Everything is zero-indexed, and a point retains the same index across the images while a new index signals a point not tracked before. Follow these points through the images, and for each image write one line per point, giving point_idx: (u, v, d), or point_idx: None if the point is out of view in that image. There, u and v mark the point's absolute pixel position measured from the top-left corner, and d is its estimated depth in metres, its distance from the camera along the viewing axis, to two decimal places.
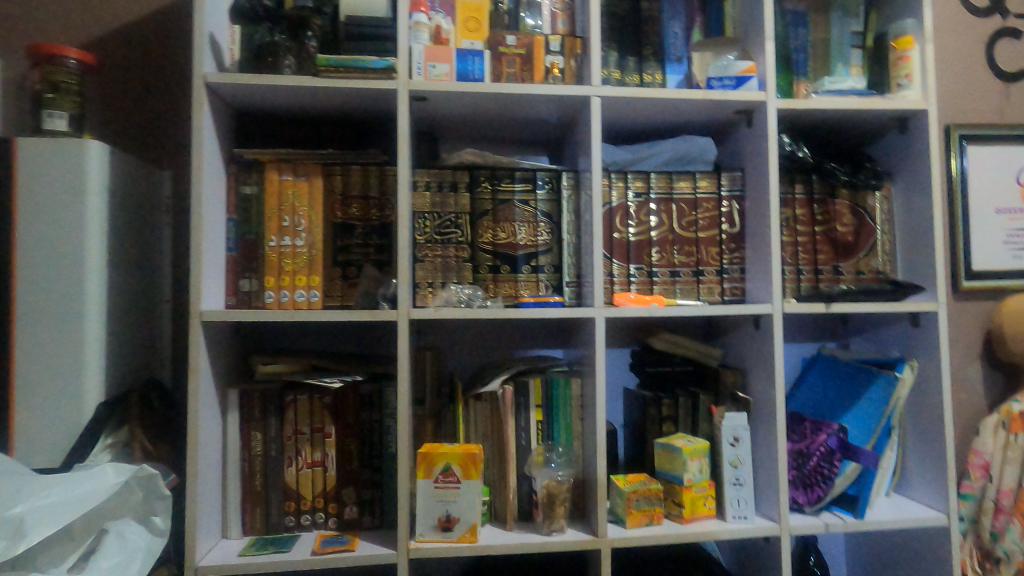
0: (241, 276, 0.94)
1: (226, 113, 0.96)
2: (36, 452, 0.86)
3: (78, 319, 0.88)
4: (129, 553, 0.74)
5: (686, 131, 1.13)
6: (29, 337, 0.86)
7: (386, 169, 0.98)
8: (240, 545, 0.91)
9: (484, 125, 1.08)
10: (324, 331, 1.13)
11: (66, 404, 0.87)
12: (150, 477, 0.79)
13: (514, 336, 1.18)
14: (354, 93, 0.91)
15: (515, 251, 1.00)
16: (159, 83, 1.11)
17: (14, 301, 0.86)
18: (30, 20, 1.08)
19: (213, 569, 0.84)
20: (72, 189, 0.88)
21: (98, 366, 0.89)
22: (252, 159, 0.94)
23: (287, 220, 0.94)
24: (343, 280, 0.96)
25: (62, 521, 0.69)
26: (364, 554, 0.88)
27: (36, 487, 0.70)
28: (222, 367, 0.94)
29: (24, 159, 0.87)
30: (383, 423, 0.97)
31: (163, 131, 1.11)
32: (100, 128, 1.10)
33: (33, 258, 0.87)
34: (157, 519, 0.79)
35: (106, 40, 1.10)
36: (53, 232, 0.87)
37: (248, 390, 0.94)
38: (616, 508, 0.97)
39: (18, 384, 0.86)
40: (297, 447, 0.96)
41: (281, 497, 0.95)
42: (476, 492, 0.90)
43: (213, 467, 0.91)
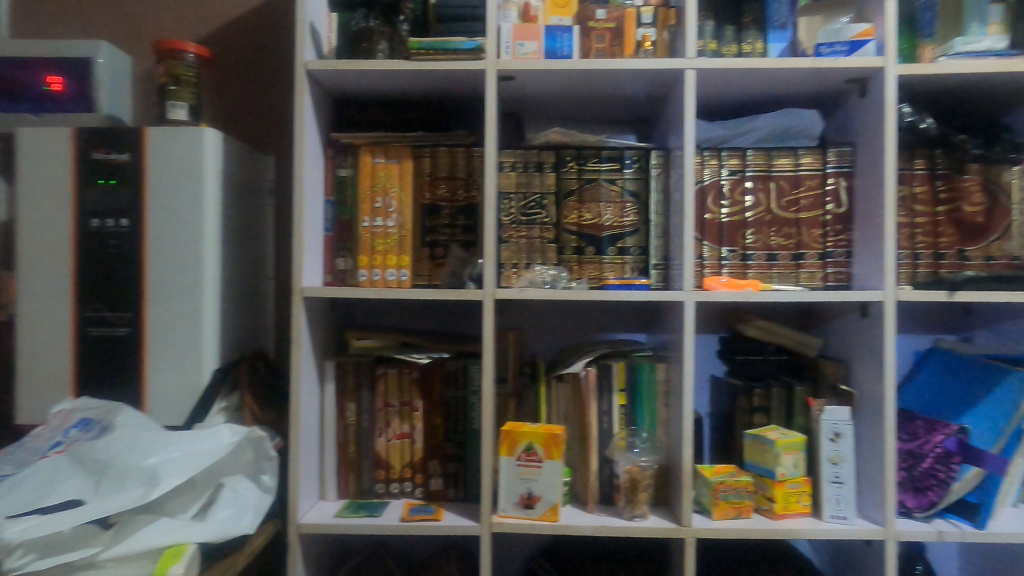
0: (338, 255, 0.99)
1: (324, 98, 1.00)
2: (163, 411, 0.96)
3: (196, 292, 0.96)
4: (241, 506, 0.81)
5: (790, 103, 1.05)
6: (157, 308, 0.96)
7: (473, 150, 1.00)
8: (336, 507, 0.97)
9: (570, 104, 1.07)
10: (413, 309, 1.17)
11: (187, 369, 0.96)
12: (260, 438, 0.85)
13: (598, 319, 1.17)
14: (445, 76, 0.92)
15: (601, 232, 0.99)
16: (265, 72, 1.19)
17: (144, 275, 0.96)
18: (154, 18, 1.18)
19: (313, 527, 0.90)
20: (192, 173, 0.96)
21: (214, 336, 0.98)
22: (348, 142, 0.98)
23: (379, 201, 0.98)
24: (431, 260, 0.99)
25: (187, 472, 0.75)
26: (449, 523, 0.91)
27: (166, 441, 0.78)
28: (320, 340, 1.00)
29: (152, 146, 0.96)
30: (467, 400, 1.00)
31: (269, 118, 1.19)
32: (215, 114, 1.19)
33: (160, 236, 0.96)
34: (266, 477, 0.86)
35: (218, 33, 1.18)
36: (176, 213, 0.96)
37: (343, 362, 1.00)
38: (702, 498, 0.94)
39: (148, 349, 0.96)
40: (387, 418, 1.00)
41: (372, 465, 1.00)
42: (558, 472, 0.90)
43: (313, 433, 0.97)
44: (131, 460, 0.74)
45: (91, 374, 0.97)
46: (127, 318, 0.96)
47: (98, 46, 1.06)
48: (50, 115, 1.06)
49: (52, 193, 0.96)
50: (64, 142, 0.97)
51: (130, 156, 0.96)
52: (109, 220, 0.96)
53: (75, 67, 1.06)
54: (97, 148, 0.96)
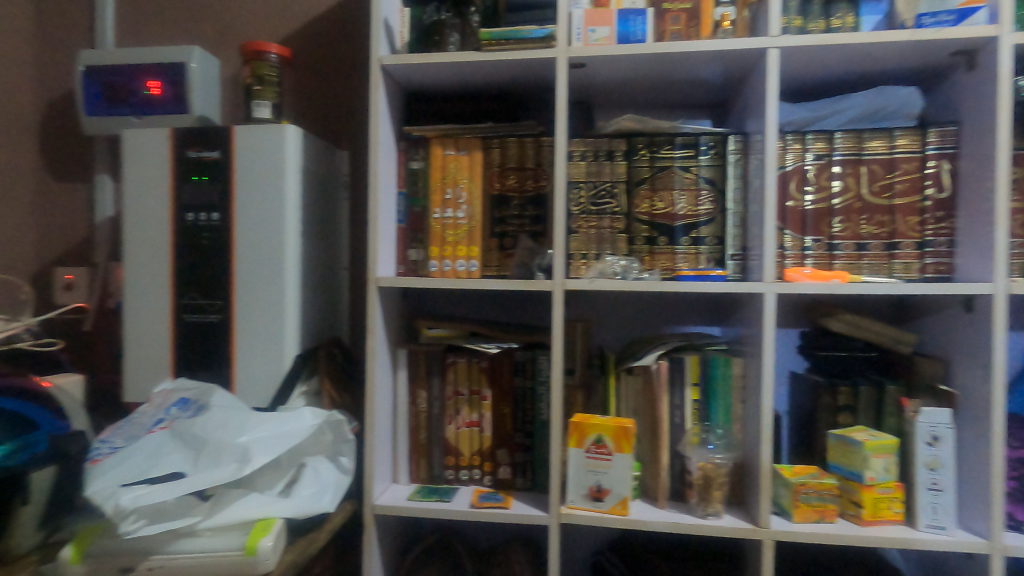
0: (410, 246, 1.01)
1: (397, 92, 1.02)
2: (251, 394, 1.02)
3: (279, 282, 1.01)
4: (322, 486, 0.85)
5: (884, 80, 0.98)
6: (245, 297, 1.02)
7: (543, 139, 0.99)
8: (408, 490, 1.00)
9: (642, 90, 1.04)
10: (481, 299, 1.19)
11: (271, 354, 1.02)
12: (339, 422, 0.89)
13: (668, 311, 1.14)
14: (516, 66, 0.92)
15: (674, 222, 0.95)
16: (340, 70, 1.23)
17: (233, 266, 1.02)
18: (239, 22, 1.25)
19: (387, 509, 0.93)
20: (275, 168, 1.01)
21: (295, 323, 1.03)
22: (420, 135, 1.00)
23: (449, 193, 0.99)
24: (500, 251, 0.99)
25: (275, 451, 0.79)
26: (517, 512, 0.91)
27: (255, 422, 0.82)
28: (393, 328, 1.03)
29: (240, 143, 1.01)
30: (535, 390, 1.00)
31: (344, 114, 1.23)
32: (295, 112, 1.24)
33: (247, 229, 1.02)
34: (344, 459, 0.90)
35: (297, 33, 1.23)
36: (260, 207, 1.01)
37: (415, 351, 1.03)
38: (781, 499, 0.90)
39: (237, 335, 1.02)
40: (457, 406, 1.02)
41: (442, 451, 1.03)
42: (628, 466, 0.89)
43: (386, 418, 1.01)
44: (225, 438, 0.79)
45: (187, 357, 1.04)
46: (218, 305, 1.03)
47: (191, 52, 1.14)
48: (152, 117, 1.16)
49: (153, 190, 1.04)
50: (163, 141, 1.04)
51: (220, 154, 1.02)
52: (202, 214, 1.03)
53: (171, 72, 1.14)
54: (192, 146, 1.03)
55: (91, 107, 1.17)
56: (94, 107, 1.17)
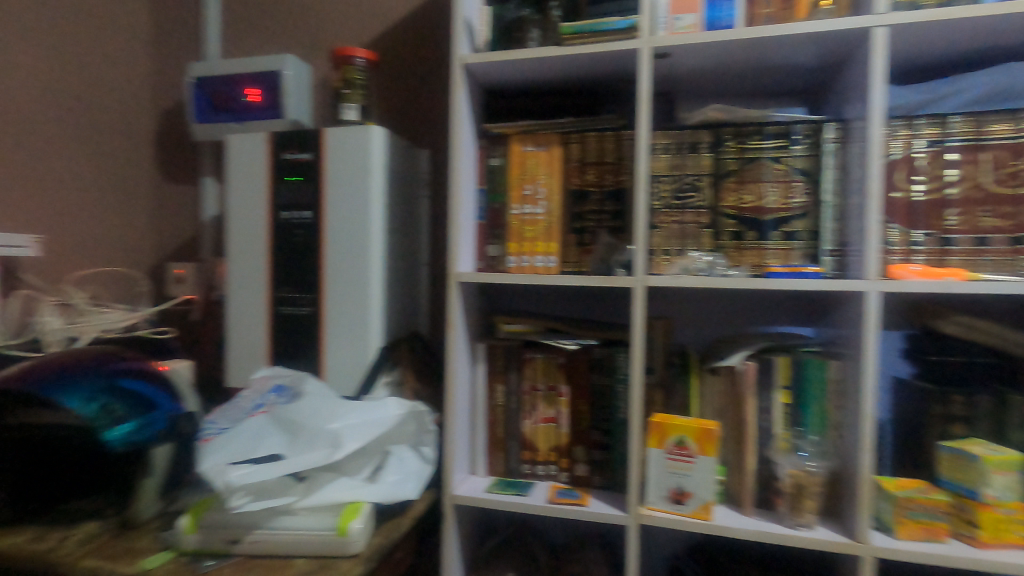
0: (489, 242, 1.03)
1: (478, 91, 1.04)
2: (339, 382, 1.07)
3: (365, 276, 1.06)
4: (406, 473, 0.88)
5: (1010, 55, 0.88)
6: (334, 291, 1.07)
7: (623, 133, 0.97)
8: (485, 482, 1.02)
9: (729, 78, 0.99)
10: (558, 295, 1.18)
11: (357, 346, 1.06)
12: (420, 413, 0.93)
13: (755, 309, 1.09)
14: (597, 60, 0.91)
15: (763, 216, 0.91)
16: (424, 71, 1.26)
17: (323, 261, 1.08)
18: (328, 29, 1.31)
19: (466, 499, 0.95)
20: (361, 167, 1.05)
21: (379, 317, 1.07)
22: (499, 133, 1.01)
23: (528, 189, 1.00)
24: (578, 246, 0.98)
25: (364, 438, 0.83)
26: (595, 510, 0.91)
27: (345, 409, 0.87)
28: (472, 323, 1.05)
29: (330, 144, 1.07)
30: (614, 388, 0.98)
31: (426, 114, 1.27)
32: (380, 114, 1.29)
33: (336, 227, 1.07)
34: (426, 449, 0.94)
35: (382, 37, 1.28)
36: (348, 205, 1.06)
37: (493, 345, 1.04)
38: (883, 514, 0.84)
39: (327, 327, 1.08)
40: (534, 402, 1.02)
41: (519, 446, 1.04)
42: (711, 469, 0.86)
43: (465, 411, 1.03)
44: (319, 423, 0.83)
45: (282, 347, 1.11)
46: (310, 299, 1.09)
47: (285, 59, 1.21)
48: (251, 123, 1.24)
49: (252, 191, 1.12)
50: (261, 145, 1.11)
51: (312, 155, 1.08)
52: (295, 213, 1.09)
53: (268, 80, 1.22)
54: (287, 148, 1.10)
55: (200, 115, 1.27)
56: (202, 115, 1.27)
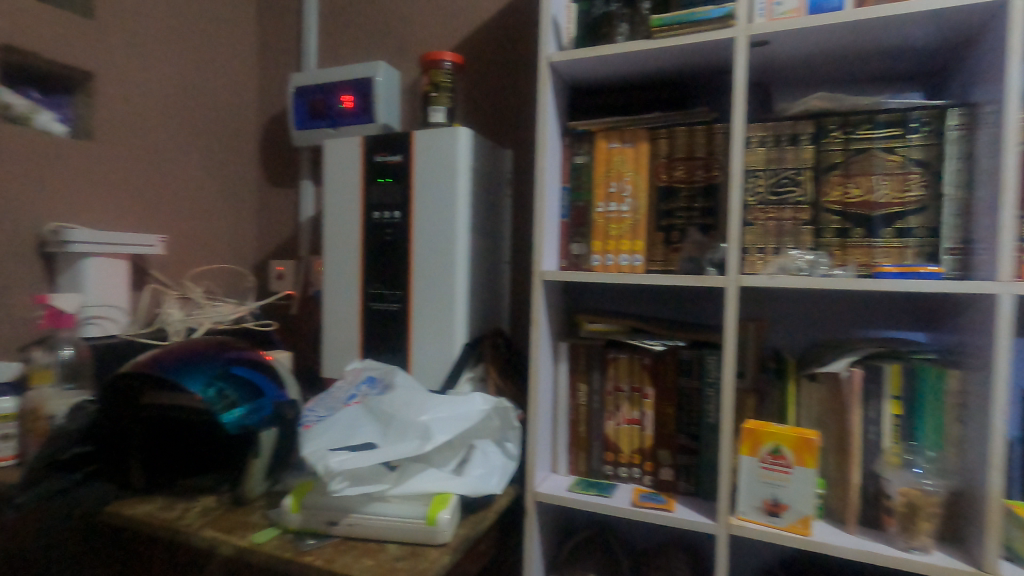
0: (573, 240, 1.02)
1: (564, 89, 1.04)
2: (425, 376, 1.11)
3: (450, 274, 1.08)
4: (490, 468, 0.89)
5: None
6: (422, 288, 1.11)
7: (715, 127, 0.93)
8: (567, 481, 1.02)
9: (835, 64, 0.93)
10: (642, 295, 1.16)
11: (443, 341, 1.10)
12: (506, 409, 0.94)
13: (860, 312, 1.01)
14: (689, 51, 0.88)
15: (872, 211, 0.84)
16: (509, 70, 1.27)
17: (411, 259, 1.12)
18: (417, 35, 1.35)
19: (548, 497, 0.96)
20: (449, 168, 1.08)
21: (464, 314, 1.10)
22: (584, 130, 1.00)
23: (614, 186, 0.98)
24: (666, 244, 0.96)
25: (453, 431, 0.85)
26: (682, 517, 0.88)
27: (434, 403, 0.89)
28: (555, 321, 1.05)
29: (419, 145, 1.11)
30: (702, 391, 0.94)
31: (510, 113, 1.28)
32: (466, 114, 1.32)
33: (423, 226, 1.11)
34: (509, 445, 0.95)
35: (468, 40, 1.31)
36: (435, 205, 1.09)
37: (576, 344, 1.03)
38: (1015, 542, 0.75)
39: (414, 323, 1.12)
40: (617, 402, 1.01)
41: (601, 446, 1.02)
42: (810, 481, 0.81)
43: (547, 409, 1.03)
44: (410, 415, 0.86)
45: (372, 341, 1.17)
46: (399, 295, 1.14)
47: (377, 67, 1.26)
48: (345, 128, 1.31)
49: (347, 192, 1.18)
50: (355, 148, 1.17)
51: (402, 157, 1.12)
52: (385, 213, 1.14)
53: (361, 86, 1.28)
54: (379, 151, 1.15)
55: (300, 122, 1.36)
56: (302, 122, 1.36)
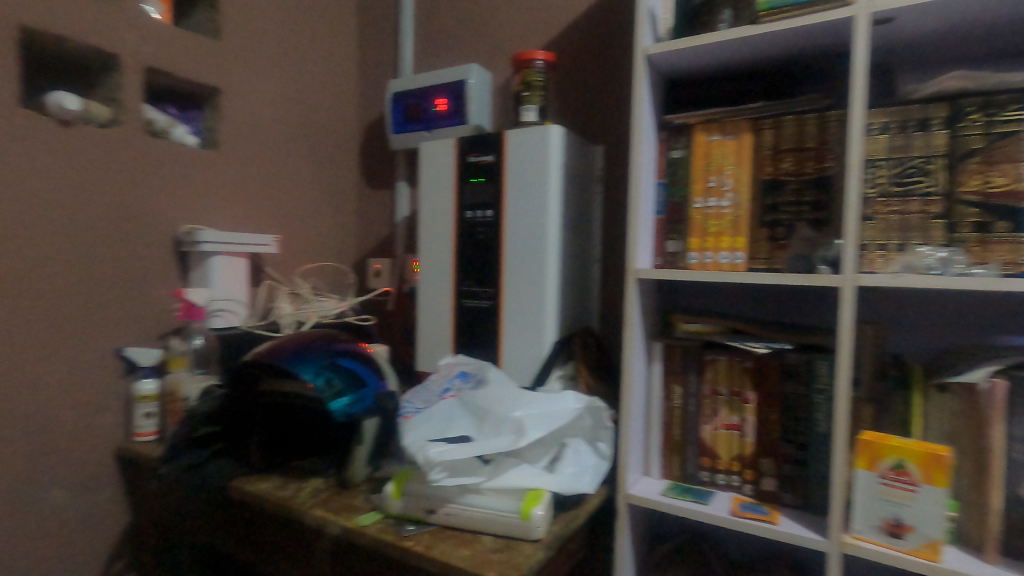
0: (668, 237, 0.99)
1: (660, 82, 1.01)
2: (516, 372, 1.12)
3: (541, 272, 1.09)
4: (583, 467, 0.89)
5: None
6: (512, 285, 1.12)
7: (829, 114, 0.86)
8: (660, 485, 0.99)
9: (974, 38, 0.83)
10: (742, 294, 1.11)
11: (533, 339, 1.10)
12: (598, 408, 0.93)
13: (1001, 316, 0.90)
14: (800, 35, 0.82)
15: (1020, 202, 0.74)
16: (601, 65, 1.26)
17: (502, 257, 1.14)
18: (508, 36, 1.37)
19: (641, 500, 0.94)
20: (540, 166, 1.09)
21: (554, 312, 1.10)
22: (681, 123, 0.97)
23: (713, 180, 0.94)
24: (771, 241, 0.90)
25: (545, 428, 0.85)
26: (788, 530, 0.83)
27: (526, 399, 0.90)
28: (649, 320, 1.03)
29: (511, 144, 1.12)
30: (811, 399, 0.87)
31: (602, 109, 1.26)
32: (558, 112, 1.32)
33: (515, 224, 1.12)
34: (602, 445, 0.94)
35: (560, 38, 1.30)
36: (527, 204, 1.10)
37: (670, 344, 1.00)
38: None
39: (505, 320, 1.14)
40: (715, 406, 0.97)
41: (697, 451, 0.99)
42: (941, 502, 0.73)
43: (640, 410, 1.00)
44: (503, 411, 0.88)
45: (465, 337, 1.20)
46: (490, 293, 1.16)
47: (470, 69, 1.29)
48: (439, 131, 1.36)
49: (441, 192, 1.22)
50: (450, 149, 1.21)
51: (494, 157, 1.14)
52: (478, 212, 1.17)
53: (455, 89, 1.31)
54: (472, 152, 1.17)
55: (397, 127, 1.43)
56: (399, 126, 1.42)
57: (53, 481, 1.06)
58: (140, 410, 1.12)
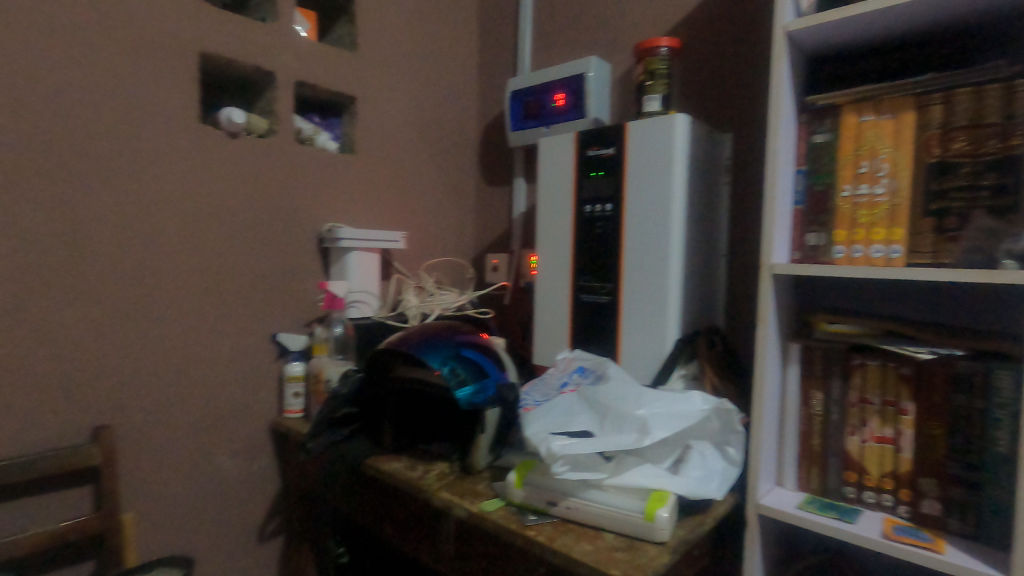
0: (808, 230, 0.91)
1: (801, 60, 0.93)
2: (636, 370, 1.10)
3: (664, 267, 1.05)
4: (710, 472, 0.85)
5: None
6: (633, 280, 1.10)
7: (1018, 83, 0.73)
8: (796, 498, 0.91)
9: None
10: (896, 292, 0.99)
11: (654, 336, 1.07)
12: (728, 412, 0.88)
13: None
14: None
15: None
16: (730, 47, 1.18)
17: (623, 252, 1.11)
18: (629, 25, 1.34)
19: (774, 513, 0.87)
20: (664, 158, 1.05)
21: (677, 309, 1.06)
22: (826, 104, 0.88)
23: (865, 166, 0.85)
24: (937, 233, 0.79)
25: (671, 428, 0.82)
26: (956, 562, 0.73)
27: (649, 398, 0.88)
28: (785, 320, 0.95)
29: (634, 135, 1.09)
30: (988, 414, 0.76)
31: (731, 93, 1.19)
32: (682, 100, 1.27)
33: (636, 217, 1.09)
34: (732, 451, 0.88)
35: (685, 22, 1.25)
36: (649, 197, 1.07)
37: (809, 346, 0.92)
38: None
39: (625, 316, 1.11)
40: (863, 416, 0.87)
41: (841, 464, 0.90)
42: None
43: (773, 415, 0.93)
44: (626, 408, 0.86)
45: (582, 332, 1.19)
46: (609, 288, 1.14)
47: (589, 62, 1.28)
48: (558, 126, 1.36)
49: (559, 187, 1.22)
50: (569, 144, 1.20)
51: (614, 150, 1.12)
52: (597, 206, 1.16)
53: (574, 83, 1.31)
54: (592, 146, 1.16)
55: (515, 124, 1.45)
56: (518, 123, 1.45)
57: (221, 448, 1.22)
58: (290, 390, 1.25)
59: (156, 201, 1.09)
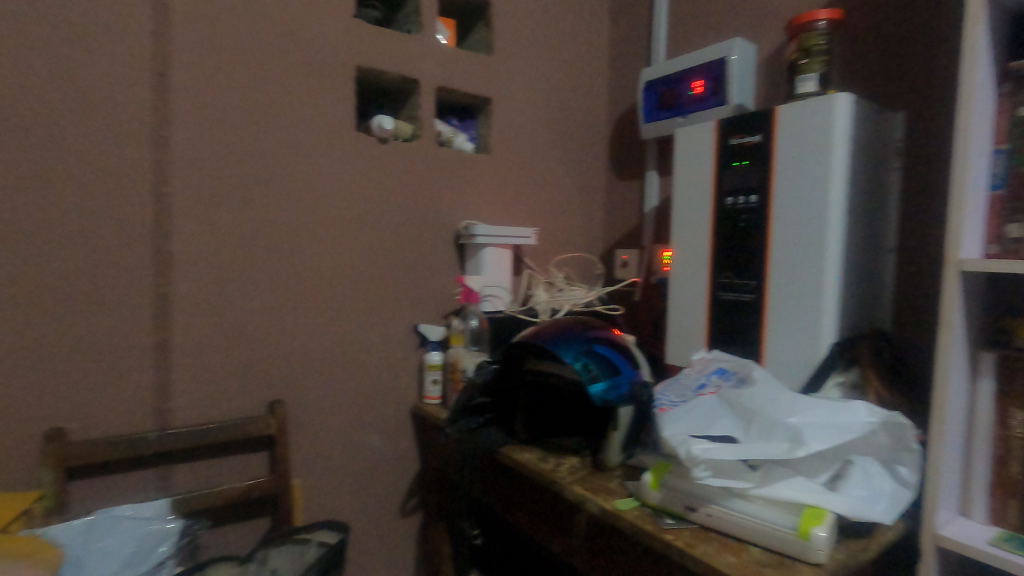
0: (1009, 220, 0.77)
1: (1003, 20, 0.79)
2: (783, 374, 1.01)
3: (819, 263, 0.96)
4: (875, 491, 0.76)
5: None
6: (780, 277, 1.01)
7: None
8: (987, 533, 0.79)
9: None
10: None
11: (806, 338, 0.98)
12: (900, 427, 0.78)
13: None
14: None
15: None
16: (904, 15, 1.05)
17: (769, 247, 1.03)
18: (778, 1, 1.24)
19: (956, 545, 0.76)
20: (821, 143, 0.95)
21: (833, 309, 0.96)
22: None
23: None
24: None
25: (830, 441, 0.75)
26: None
27: (802, 406, 0.80)
28: (975, 324, 0.82)
29: (785, 120, 1.00)
30: None
31: (904, 67, 1.05)
32: (842, 79, 1.15)
33: (786, 209, 1.01)
34: (903, 470, 0.79)
35: None
36: (802, 186, 0.98)
37: (1007, 355, 0.79)
38: None
39: (771, 315, 1.03)
40: None
41: None
42: None
43: (957, 435, 0.81)
44: (775, 415, 0.80)
45: (721, 332, 1.12)
46: (753, 285, 1.06)
47: (732, 45, 1.20)
48: (695, 115, 1.29)
49: (697, 179, 1.16)
50: (708, 133, 1.13)
51: (761, 137, 1.04)
52: (740, 198, 1.08)
53: (714, 69, 1.23)
54: (735, 134, 1.09)
55: (648, 116, 1.41)
56: (650, 115, 1.41)
57: (371, 427, 1.34)
58: (429, 377, 1.33)
59: (320, 203, 1.23)
